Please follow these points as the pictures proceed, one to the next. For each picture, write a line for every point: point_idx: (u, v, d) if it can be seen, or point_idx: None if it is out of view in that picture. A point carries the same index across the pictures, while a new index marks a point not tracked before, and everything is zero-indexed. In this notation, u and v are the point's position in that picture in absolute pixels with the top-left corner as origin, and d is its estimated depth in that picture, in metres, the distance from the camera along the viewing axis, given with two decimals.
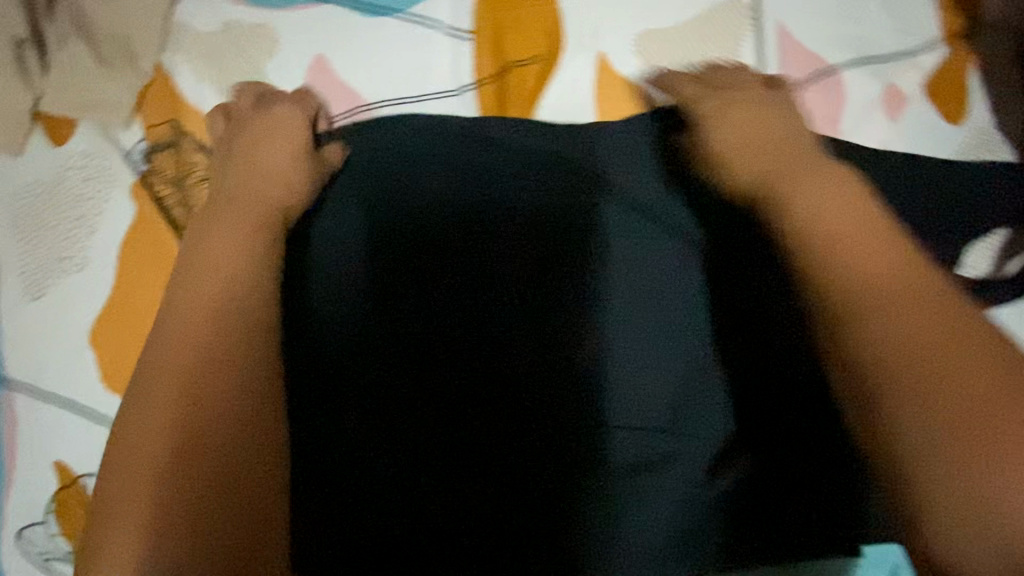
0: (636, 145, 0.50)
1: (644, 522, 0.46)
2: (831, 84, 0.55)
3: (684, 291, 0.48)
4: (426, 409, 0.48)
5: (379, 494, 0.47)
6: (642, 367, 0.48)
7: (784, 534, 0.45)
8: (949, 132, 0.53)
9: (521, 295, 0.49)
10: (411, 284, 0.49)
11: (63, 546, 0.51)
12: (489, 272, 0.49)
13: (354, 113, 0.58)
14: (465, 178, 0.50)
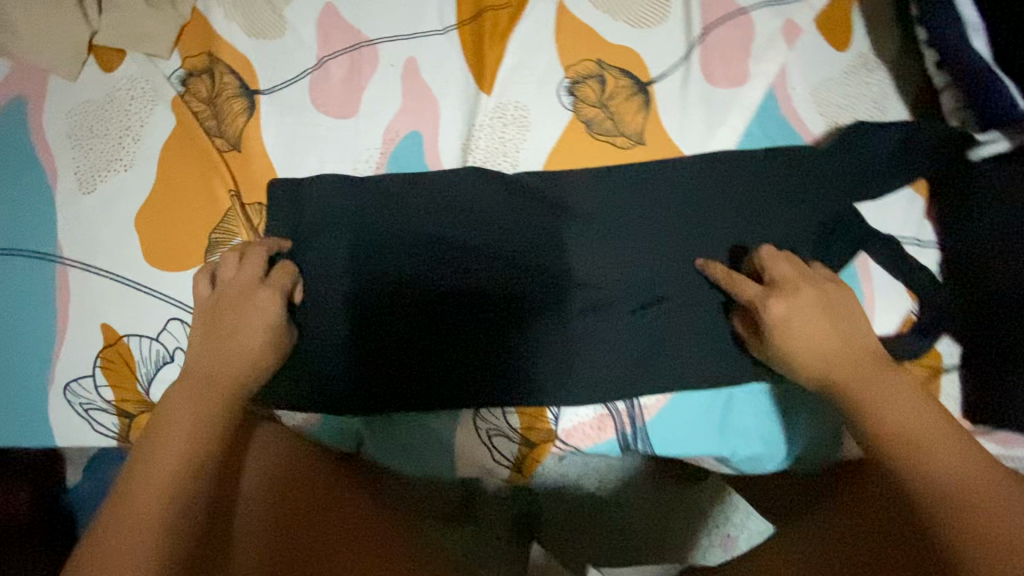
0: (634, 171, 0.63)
1: (593, 367, 0.59)
2: (745, 21, 0.68)
3: (621, 214, 0.62)
4: (410, 313, 0.60)
5: (386, 359, 0.60)
6: (581, 267, 0.61)
7: (710, 370, 0.59)
8: (835, 60, 0.67)
9: (484, 228, 0.62)
10: (396, 224, 0.62)
11: (106, 395, 0.61)
12: (460, 216, 0.62)
13: (357, 48, 0.69)
14: (432, 187, 0.63)
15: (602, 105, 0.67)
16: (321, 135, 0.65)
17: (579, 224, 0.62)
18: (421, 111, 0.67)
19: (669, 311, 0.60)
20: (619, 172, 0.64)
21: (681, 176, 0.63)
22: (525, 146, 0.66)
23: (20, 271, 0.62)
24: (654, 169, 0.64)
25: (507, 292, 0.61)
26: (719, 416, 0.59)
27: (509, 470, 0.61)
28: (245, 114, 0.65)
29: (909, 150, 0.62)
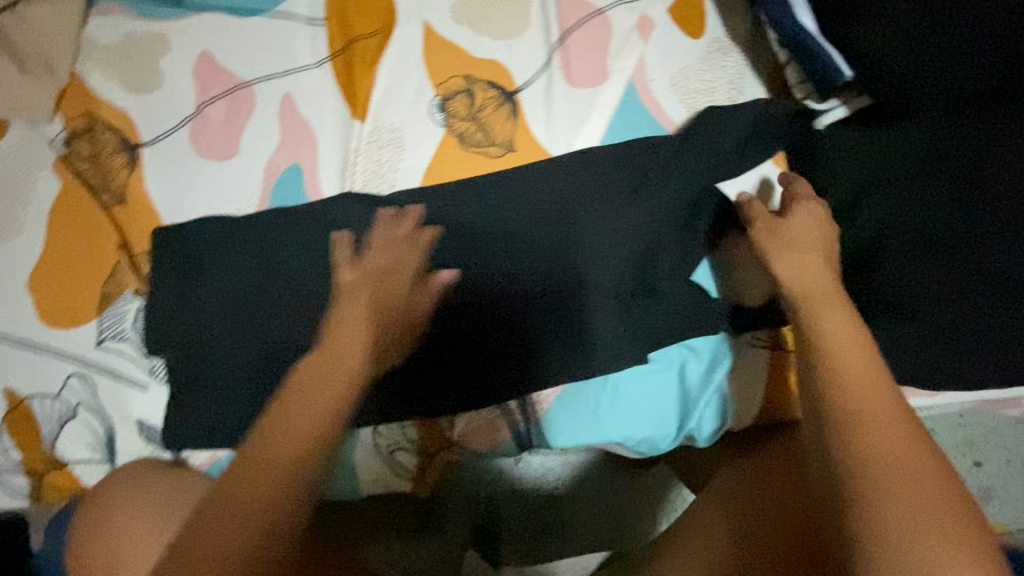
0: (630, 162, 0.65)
1: (618, 353, 0.61)
2: (601, 21, 0.71)
3: (632, 201, 0.63)
4: (437, 324, 0.62)
5: (415, 372, 0.61)
6: (605, 257, 0.62)
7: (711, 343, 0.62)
8: (691, 47, 0.70)
9: (507, 234, 0.64)
10: (406, 241, 0.63)
11: (14, 458, 0.61)
12: (481, 228, 0.64)
13: (234, 90, 0.71)
14: (460, 204, 0.65)
15: (472, 118, 0.69)
16: (205, 179, 0.67)
17: (598, 216, 0.63)
18: (300, 144, 0.69)
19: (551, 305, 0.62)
20: (569, 171, 0.65)
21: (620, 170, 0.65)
22: (402, 165, 0.68)
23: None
24: (642, 156, 0.65)
25: (533, 291, 0.62)
26: (609, 402, 0.61)
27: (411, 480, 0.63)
28: (129, 167, 0.67)
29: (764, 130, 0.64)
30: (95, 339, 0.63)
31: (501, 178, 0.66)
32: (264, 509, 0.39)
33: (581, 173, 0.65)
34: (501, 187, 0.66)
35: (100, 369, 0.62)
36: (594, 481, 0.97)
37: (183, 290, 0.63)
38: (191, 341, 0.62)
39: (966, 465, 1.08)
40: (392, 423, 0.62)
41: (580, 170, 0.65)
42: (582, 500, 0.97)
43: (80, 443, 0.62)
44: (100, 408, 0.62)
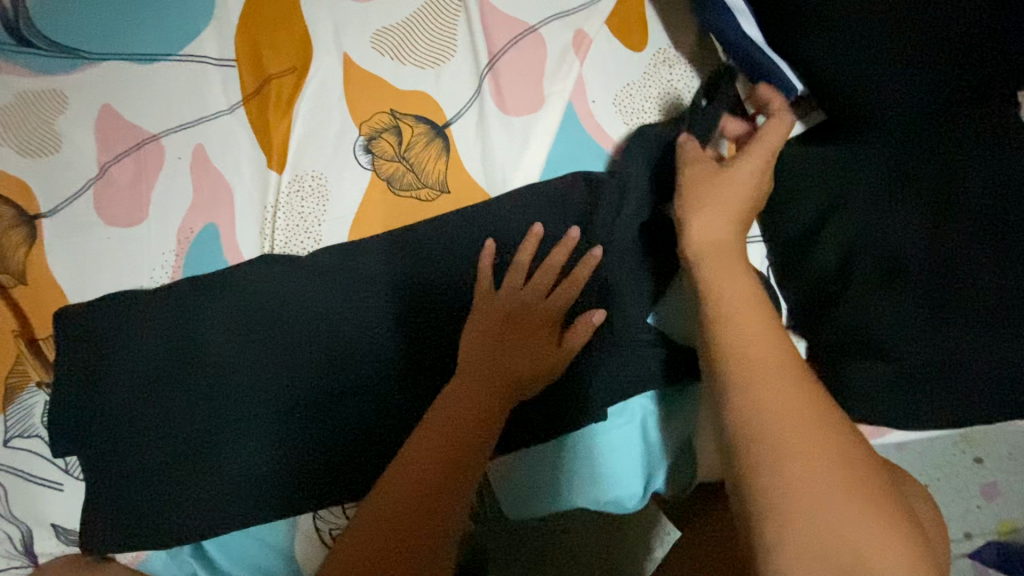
0: (586, 197, 0.59)
1: (586, 406, 0.55)
2: (533, 41, 0.65)
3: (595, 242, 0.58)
4: (392, 390, 0.57)
5: (368, 443, 0.56)
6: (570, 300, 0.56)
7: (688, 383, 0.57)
8: (633, 62, 0.64)
9: (461, 284, 0.59)
10: (346, 304, 0.58)
11: None
12: (432, 280, 0.59)
13: (140, 147, 0.65)
14: (398, 261, 0.59)
15: (401, 158, 0.63)
16: (113, 249, 0.62)
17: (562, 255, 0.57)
18: (215, 202, 0.63)
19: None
20: (518, 212, 0.60)
21: (571, 205, 0.59)
22: (326, 217, 0.62)
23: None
24: (600, 187, 0.59)
25: None
26: (575, 457, 0.56)
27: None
28: (29, 242, 0.62)
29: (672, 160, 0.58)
30: (1, 438, 0.57)
31: (434, 224, 0.60)
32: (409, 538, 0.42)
33: (540, 207, 0.59)
34: (441, 237, 0.60)
35: (11, 470, 0.57)
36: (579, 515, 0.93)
37: (95, 377, 0.57)
38: (107, 432, 0.56)
39: (966, 462, 1.04)
40: (334, 506, 0.56)
41: (519, 210, 0.60)
42: (566, 534, 0.92)
43: None
44: (12, 512, 0.56)
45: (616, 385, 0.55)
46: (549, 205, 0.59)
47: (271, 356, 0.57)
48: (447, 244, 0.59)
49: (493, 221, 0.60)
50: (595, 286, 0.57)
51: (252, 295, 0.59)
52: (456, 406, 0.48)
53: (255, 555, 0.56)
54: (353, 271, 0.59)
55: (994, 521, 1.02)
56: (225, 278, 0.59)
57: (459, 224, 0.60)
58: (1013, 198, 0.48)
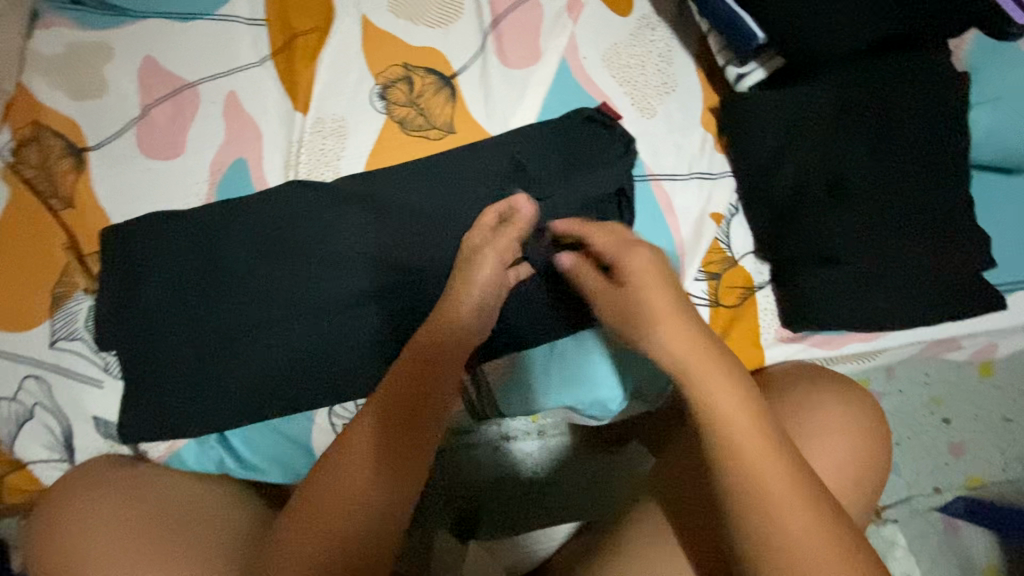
0: (570, 135, 0.66)
1: (567, 313, 0.62)
2: (531, 4, 0.73)
3: (580, 172, 0.64)
4: (400, 301, 0.64)
5: (378, 345, 0.63)
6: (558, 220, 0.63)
7: None
8: (620, 24, 0.73)
9: (463, 208, 0.65)
10: (360, 226, 0.65)
11: None
12: (436, 207, 0.66)
13: (178, 92, 0.73)
14: (406, 190, 0.67)
15: (412, 104, 0.71)
16: (151, 179, 0.69)
17: (552, 184, 0.64)
18: (245, 140, 0.71)
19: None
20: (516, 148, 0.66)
21: (559, 140, 0.66)
22: (345, 153, 0.69)
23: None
24: (580, 126, 0.66)
25: None
26: (565, 361, 0.63)
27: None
28: (76, 171, 0.68)
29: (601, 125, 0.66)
30: (49, 340, 0.63)
31: (441, 157, 0.67)
32: (354, 513, 0.45)
33: (533, 143, 0.66)
34: (447, 168, 0.67)
35: (57, 369, 0.63)
36: (569, 466, 1.03)
37: (132, 290, 0.64)
38: (144, 338, 0.63)
39: (935, 422, 1.08)
40: (346, 404, 0.63)
41: (516, 144, 0.66)
42: (558, 485, 1.02)
43: (39, 444, 0.62)
44: (58, 407, 0.63)
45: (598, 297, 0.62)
46: (542, 141, 0.66)
47: (293, 271, 0.64)
48: (451, 175, 0.67)
49: (494, 154, 0.67)
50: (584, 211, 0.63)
51: (278, 217, 0.65)
52: (339, 492, 0.46)
53: (277, 445, 0.62)
54: (367, 198, 0.66)
55: (962, 477, 1.06)
56: (254, 204, 0.66)
57: (463, 158, 0.67)
58: (930, 132, 0.58)
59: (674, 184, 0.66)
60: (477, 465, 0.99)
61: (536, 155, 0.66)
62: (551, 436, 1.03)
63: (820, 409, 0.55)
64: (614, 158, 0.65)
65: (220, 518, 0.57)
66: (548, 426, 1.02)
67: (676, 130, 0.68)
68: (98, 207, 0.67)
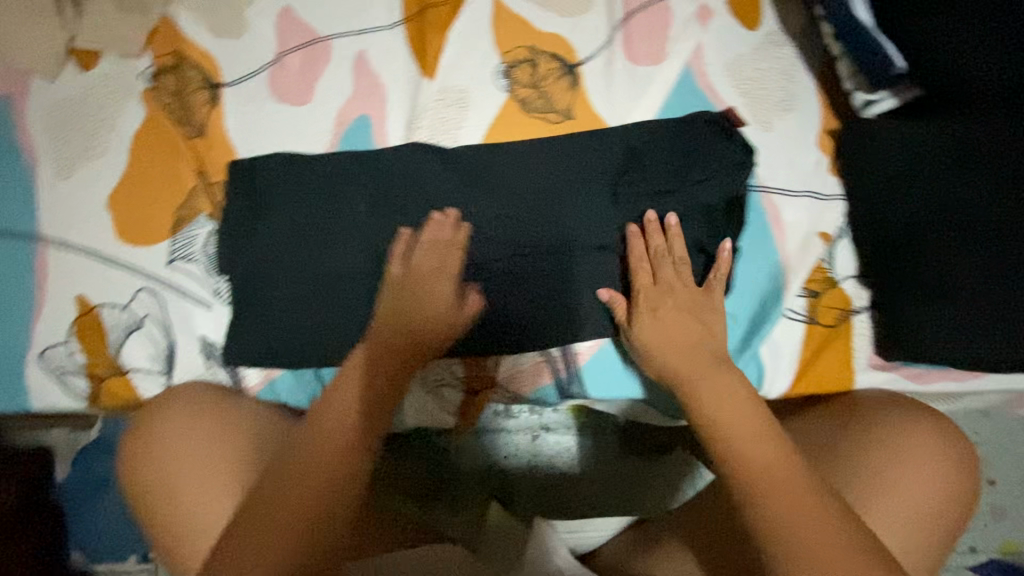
0: (687, 130, 0.66)
1: None
2: (661, 6, 0.74)
3: (693, 169, 0.64)
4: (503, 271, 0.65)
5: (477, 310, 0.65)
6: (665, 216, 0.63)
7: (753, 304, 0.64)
8: (747, 37, 0.74)
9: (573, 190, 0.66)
10: (473, 190, 0.67)
11: (79, 361, 0.65)
12: (548, 184, 0.66)
13: (311, 43, 0.75)
14: (522, 162, 0.67)
15: (534, 85, 0.73)
16: (279, 121, 0.72)
17: (667, 179, 0.65)
18: (370, 97, 0.73)
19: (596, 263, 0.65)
20: (633, 137, 0.67)
21: (676, 134, 0.66)
22: (465, 124, 0.72)
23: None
24: (696, 123, 0.66)
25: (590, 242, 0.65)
26: None
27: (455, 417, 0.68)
28: (209, 104, 0.72)
29: (720, 126, 0.65)
30: (167, 257, 0.67)
31: (555, 139, 0.68)
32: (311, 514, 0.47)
33: (648, 135, 0.66)
34: (564, 148, 0.67)
35: (169, 286, 0.66)
36: (604, 466, 1.03)
37: (250, 222, 0.66)
38: (255, 269, 0.65)
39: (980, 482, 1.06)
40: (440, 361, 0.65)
41: (635, 133, 0.67)
42: (591, 483, 1.03)
43: (143, 354, 0.66)
44: (167, 321, 0.66)
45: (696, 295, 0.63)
46: (659, 134, 0.66)
47: (405, 226, 0.66)
48: (568, 155, 0.67)
49: (610, 140, 0.67)
50: (694, 210, 0.64)
51: (399, 173, 0.68)
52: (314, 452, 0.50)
53: None
54: (482, 167, 0.68)
55: (1000, 542, 1.05)
56: (375, 158, 0.68)
57: (581, 140, 0.67)
58: None
59: (785, 199, 0.67)
60: (513, 450, 1.03)
61: (652, 145, 0.66)
62: (593, 434, 1.04)
63: (912, 435, 0.56)
64: (733, 160, 0.64)
65: (276, 442, 0.58)
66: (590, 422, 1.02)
67: (793, 146, 0.69)
68: (226, 140, 0.70)
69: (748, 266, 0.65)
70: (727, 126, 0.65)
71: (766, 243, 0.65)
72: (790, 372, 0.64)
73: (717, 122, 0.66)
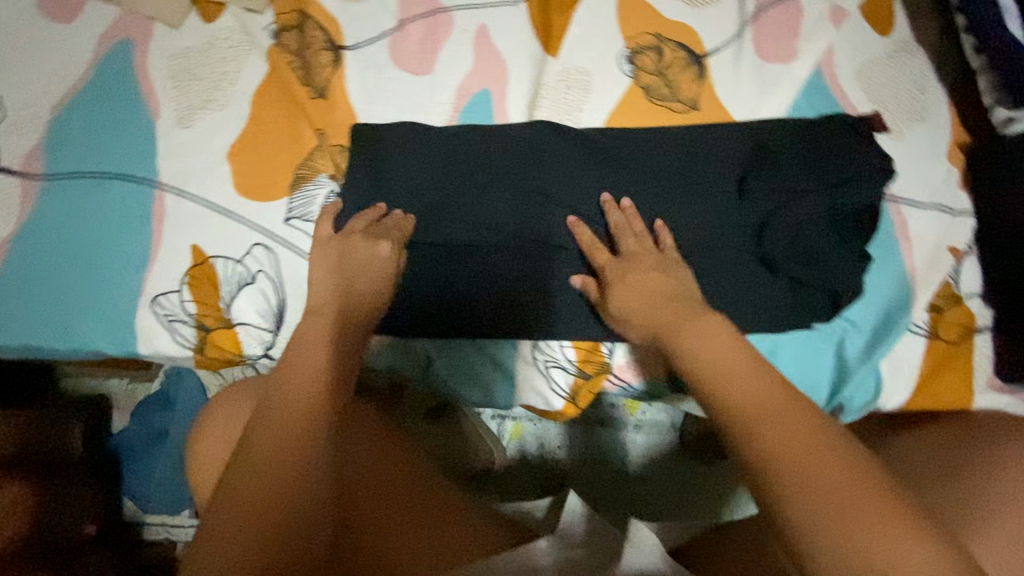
0: (823, 132, 0.65)
1: (783, 307, 0.62)
2: (791, 5, 0.73)
3: (827, 170, 0.63)
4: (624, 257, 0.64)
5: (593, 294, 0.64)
6: (797, 214, 0.62)
7: (875, 312, 0.63)
8: (879, 43, 0.73)
9: (697, 181, 0.65)
10: (597, 172, 0.66)
11: (189, 310, 0.65)
12: (674, 174, 0.66)
13: (434, 13, 0.74)
14: (647, 151, 0.67)
15: (658, 73, 0.72)
16: (400, 89, 0.71)
17: (799, 178, 0.63)
18: (492, 72, 0.72)
19: (716, 257, 0.64)
20: (763, 134, 0.66)
21: (811, 134, 0.65)
22: (588, 106, 0.71)
23: (110, 192, 0.67)
24: (832, 124, 0.65)
25: (714, 235, 0.64)
26: (785, 353, 0.63)
27: (563, 401, 0.66)
28: (332, 66, 0.71)
29: (857, 129, 0.64)
30: (285, 214, 0.66)
31: (682, 129, 0.68)
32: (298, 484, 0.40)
33: (782, 132, 0.66)
34: (690, 140, 0.67)
35: (284, 243, 0.66)
36: (660, 466, 1.04)
37: (369, 186, 0.66)
38: None
39: None
40: (552, 340, 0.64)
41: (765, 130, 0.66)
42: (643, 482, 1.03)
43: (252, 309, 0.65)
44: (279, 278, 0.65)
45: (820, 298, 0.62)
46: (792, 133, 0.66)
47: (525, 201, 0.66)
48: (694, 147, 0.67)
49: (738, 135, 0.66)
50: (825, 210, 0.62)
51: (522, 149, 0.67)
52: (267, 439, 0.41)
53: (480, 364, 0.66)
54: (606, 152, 0.67)
55: None
56: (497, 133, 0.68)
57: (709, 133, 0.67)
58: None
59: (913, 209, 0.66)
60: (565, 443, 1.04)
61: (786, 143, 0.65)
62: (646, 433, 1.05)
63: None
64: (873, 163, 0.62)
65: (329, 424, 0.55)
66: (645, 419, 1.04)
67: (924, 156, 0.68)
68: (346, 103, 0.70)
69: (874, 274, 0.64)
70: (863, 127, 0.64)
71: (892, 251, 0.64)
72: (908, 387, 0.63)
73: (851, 123, 0.65)
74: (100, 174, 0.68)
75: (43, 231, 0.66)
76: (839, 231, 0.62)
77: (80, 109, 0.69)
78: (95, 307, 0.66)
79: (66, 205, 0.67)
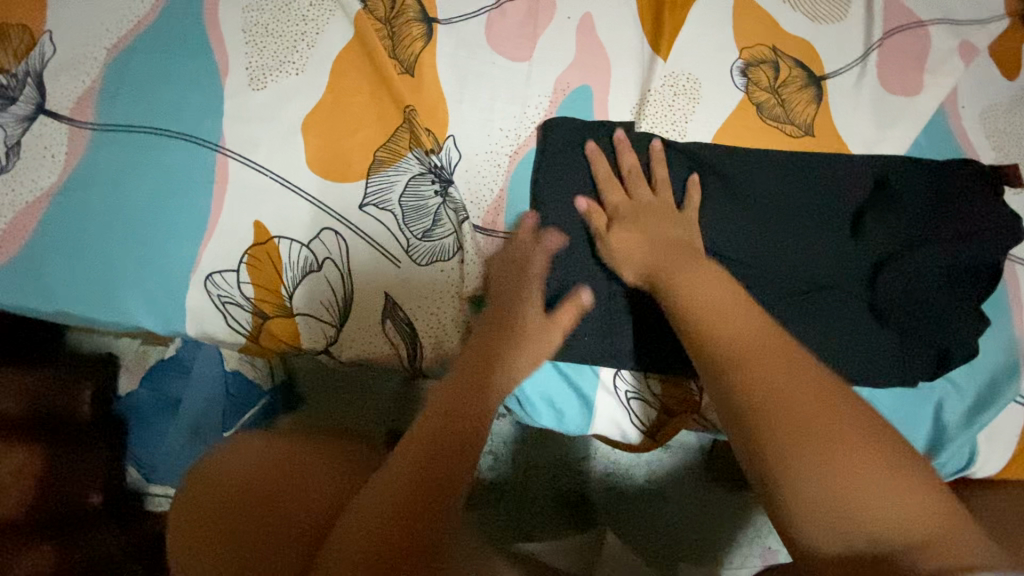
0: (946, 177, 0.61)
1: (888, 358, 0.58)
2: (921, 35, 0.68)
3: (949, 221, 0.59)
4: None
5: None
6: (918, 265, 0.58)
7: (975, 376, 0.60)
8: (1004, 86, 0.68)
9: (809, 213, 0.61)
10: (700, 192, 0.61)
11: (246, 293, 0.60)
12: (787, 201, 0.61)
13: None
14: (756, 175, 0.62)
15: (773, 91, 0.66)
16: (494, 75, 0.65)
17: (918, 226, 0.60)
18: (595, 67, 0.66)
19: (828, 300, 0.59)
20: (887, 173, 0.62)
21: (935, 178, 0.61)
22: (694, 118, 0.66)
23: (166, 150, 0.60)
24: (956, 171, 0.61)
25: (822, 275, 0.60)
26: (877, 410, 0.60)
27: (640, 434, 0.64)
28: (422, 40, 0.64)
29: (984, 181, 0.61)
30: (360, 200, 0.61)
31: (798, 157, 0.63)
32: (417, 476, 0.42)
33: (907, 173, 0.61)
34: (807, 169, 0.62)
35: (358, 230, 0.60)
36: (685, 488, 0.99)
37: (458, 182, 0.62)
38: None
39: None
40: (637, 372, 0.61)
41: (886, 168, 0.62)
42: (668, 504, 0.99)
43: (317, 299, 0.60)
44: (348, 268, 0.60)
45: (924, 353, 0.59)
46: (918, 176, 0.61)
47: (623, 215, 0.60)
48: (808, 176, 0.62)
49: (857, 170, 0.62)
50: (944, 262, 0.58)
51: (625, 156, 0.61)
52: (395, 477, 0.43)
53: (557, 389, 0.62)
54: (712, 171, 0.62)
55: None
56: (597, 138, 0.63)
57: (825, 165, 0.62)
58: None
59: None
60: (594, 457, 0.98)
61: (909, 186, 0.61)
62: (679, 455, 0.99)
63: None
64: (1002, 216, 0.59)
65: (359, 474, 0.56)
66: (674, 441, 0.98)
67: None
68: (435, 85, 0.64)
69: (988, 337, 0.60)
70: (986, 178, 0.61)
71: (1005, 314, 0.60)
72: (998, 459, 0.61)
73: (978, 172, 0.61)
74: (161, 129, 0.60)
75: (89, 187, 0.59)
76: (958, 288, 0.59)
77: (140, 55, 0.62)
78: (139, 277, 0.59)
79: (116, 159, 0.60)
